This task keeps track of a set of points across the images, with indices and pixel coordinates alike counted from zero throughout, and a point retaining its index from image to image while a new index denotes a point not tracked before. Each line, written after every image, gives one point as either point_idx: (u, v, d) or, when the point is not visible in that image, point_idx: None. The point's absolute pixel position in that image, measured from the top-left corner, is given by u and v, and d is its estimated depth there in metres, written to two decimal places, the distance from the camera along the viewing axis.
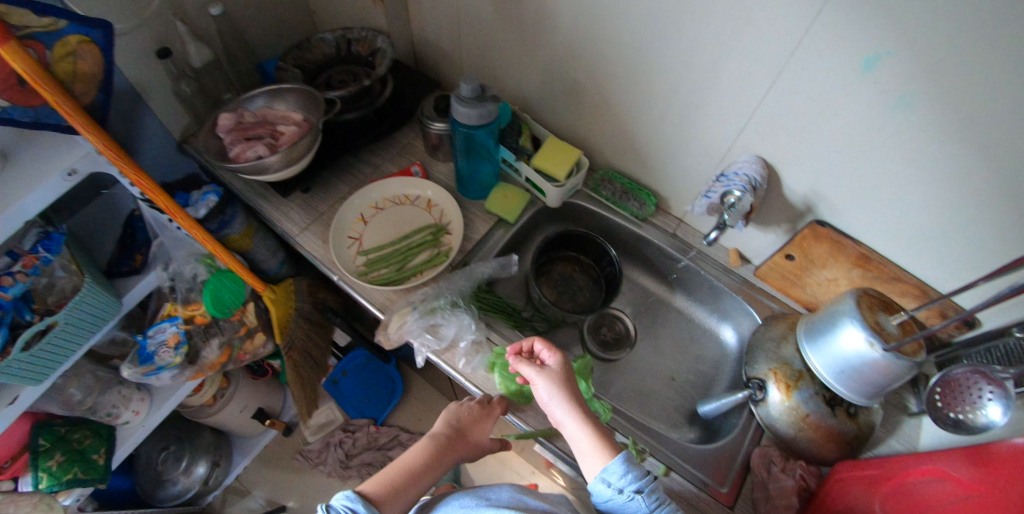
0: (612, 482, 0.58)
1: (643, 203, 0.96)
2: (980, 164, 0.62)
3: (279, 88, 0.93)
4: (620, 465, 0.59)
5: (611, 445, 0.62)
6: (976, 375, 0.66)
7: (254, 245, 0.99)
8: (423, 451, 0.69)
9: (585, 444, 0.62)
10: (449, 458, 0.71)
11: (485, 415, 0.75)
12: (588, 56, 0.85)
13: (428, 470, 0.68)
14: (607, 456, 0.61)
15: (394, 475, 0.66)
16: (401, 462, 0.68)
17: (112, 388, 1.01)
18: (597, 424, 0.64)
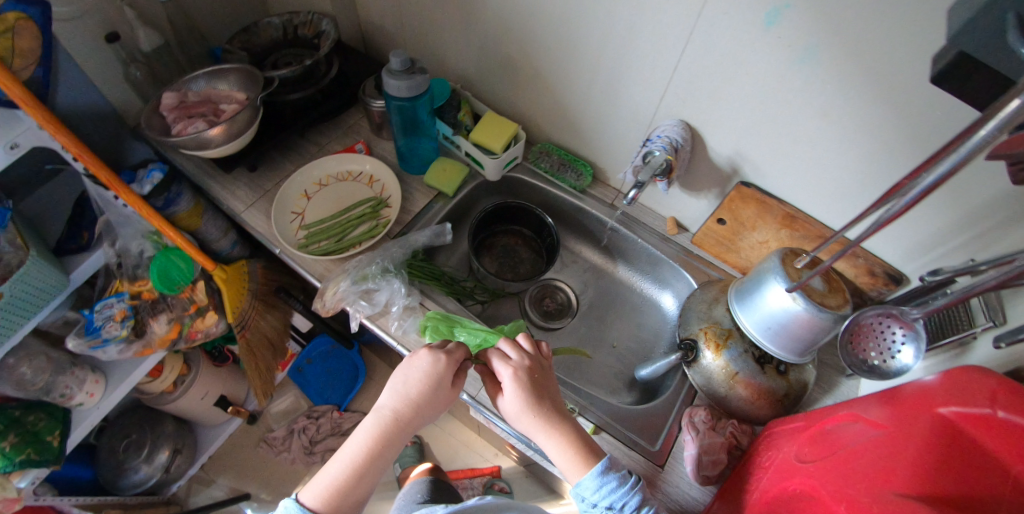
0: (587, 497, 0.63)
1: (580, 174, 0.99)
2: (884, 112, 0.63)
3: (220, 68, 0.96)
4: (594, 484, 0.62)
5: (584, 457, 0.65)
6: (886, 319, 0.68)
7: (203, 224, 1.01)
8: (367, 439, 0.67)
9: (561, 461, 0.65)
10: (398, 433, 0.67)
11: (434, 374, 0.68)
12: (518, 30, 0.87)
13: (376, 457, 0.67)
14: (583, 470, 0.64)
15: (337, 473, 0.66)
16: (346, 455, 0.67)
17: (66, 369, 0.98)
18: (570, 435, 0.66)
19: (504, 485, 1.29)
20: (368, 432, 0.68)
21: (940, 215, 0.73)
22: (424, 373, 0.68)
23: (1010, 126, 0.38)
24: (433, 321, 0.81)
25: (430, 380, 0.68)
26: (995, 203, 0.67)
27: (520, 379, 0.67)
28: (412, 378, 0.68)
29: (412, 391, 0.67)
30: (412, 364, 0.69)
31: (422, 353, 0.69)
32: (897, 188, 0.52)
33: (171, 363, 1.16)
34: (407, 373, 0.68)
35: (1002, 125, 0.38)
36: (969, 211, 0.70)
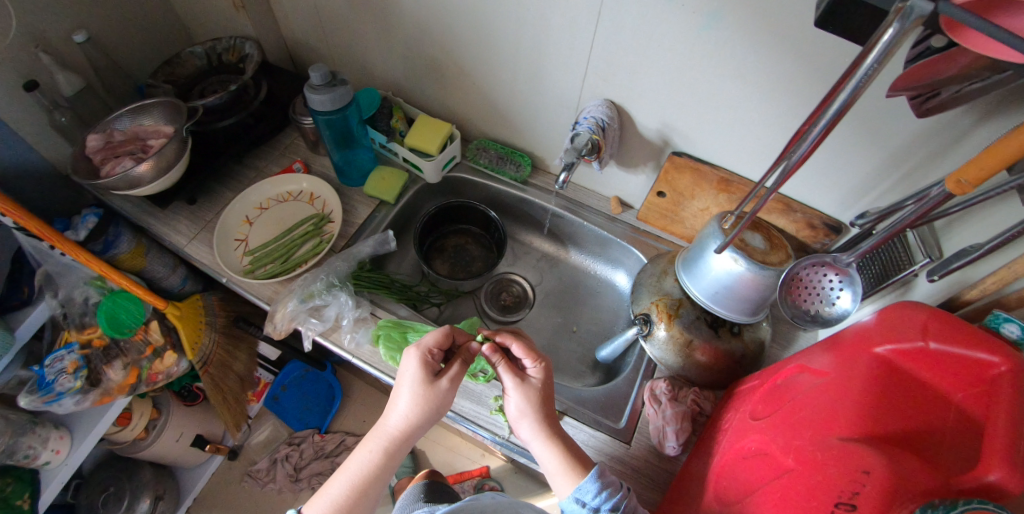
0: (586, 501, 0.60)
1: (520, 165, 1.02)
2: (795, 66, 0.64)
3: (142, 104, 0.94)
4: (595, 486, 0.61)
5: (574, 465, 0.65)
6: (820, 268, 0.69)
7: (148, 263, 0.97)
8: (369, 456, 0.67)
9: (553, 467, 0.65)
10: (400, 445, 0.67)
11: (425, 377, 0.67)
12: (437, 30, 0.87)
13: (378, 473, 0.66)
14: (577, 477, 0.63)
15: (341, 490, 0.65)
16: (350, 469, 0.67)
17: (28, 429, 0.92)
18: (564, 448, 0.66)
19: (494, 484, 1.29)
20: (372, 447, 0.67)
21: (865, 161, 0.74)
22: (420, 382, 0.67)
23: (890, 56, 0.38)
24: (385, 330, 0.81)
25: (425, 396, 0.66)
26: (912, 143, 0.69)
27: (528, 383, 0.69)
28: (409, 386, 0.67)
29: (409, 401, 0.66)
30: (408, 369, 0.68)
31: (413, 355, 0.68)
32: (800, 132, 0.52)
33: (140, 409, 1.11)
34: (407, 382, 0.67)
35: (882, 55, 0.38)
36: (890, 153, 0.71)
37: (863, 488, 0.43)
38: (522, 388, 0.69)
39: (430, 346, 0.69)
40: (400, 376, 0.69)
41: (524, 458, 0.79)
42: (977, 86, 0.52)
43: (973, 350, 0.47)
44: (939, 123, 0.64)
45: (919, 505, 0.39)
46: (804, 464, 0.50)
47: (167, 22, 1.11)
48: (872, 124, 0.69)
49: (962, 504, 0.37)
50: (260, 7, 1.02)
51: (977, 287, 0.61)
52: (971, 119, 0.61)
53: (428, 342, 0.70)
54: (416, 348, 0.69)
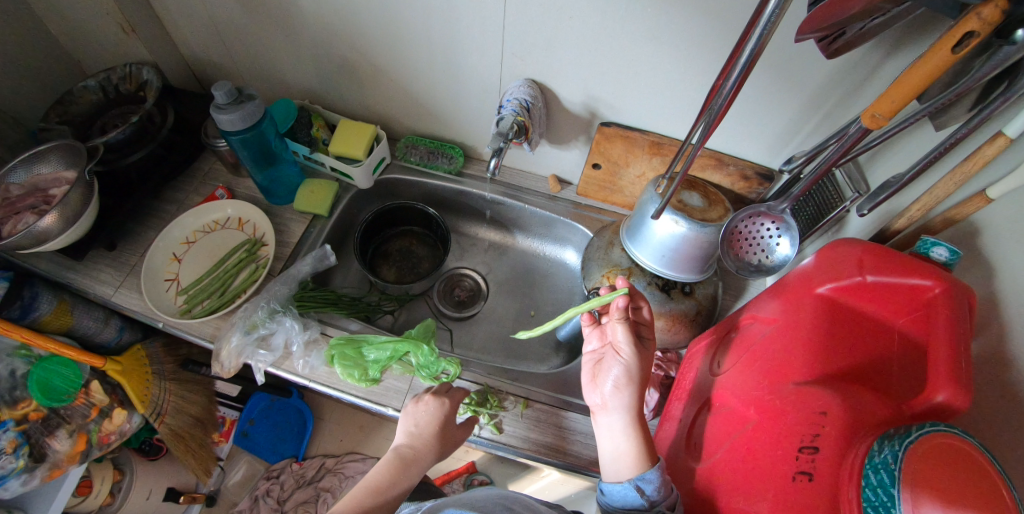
0: (648, 490, 0.57)
1: (451, 157, 0.99)
2: (706, 20, 0.63)
3: (36, 150, 0.85)
4: (658, 479, 0.57)
5: (645, 450, 0.60)
6: (758, 218, 0.70)
7: (77, 320, 0.90)
8: (386, 468, 0.64)
9: (621, 447, 0.60)
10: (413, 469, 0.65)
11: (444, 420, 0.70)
12: (343, 31, 0.82)
13: (396, 486, 0.62)
14: (648, 462, 0.59)
15: (360, 497, 0.60)
16: (368, 481, 0.62)
17: None
18: (644, 430, 0.61)
19: (483, 478, 1.29)
20: (386, 462, 0.65)
21: (786, 106, 0.75)
22: (438, 411, 0.70)
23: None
24: (338, 349, 0.77)
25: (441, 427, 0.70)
26: (825, 82, 0.69)
27: (637, 351, 0.63)
28: (429, 417, 0.70)
29: (429, 432, 0.69)
30: (426, 409, 0.71)
31: (442, 401, 0.71)
32: (716, 88, 0.51)
33: (99, 474, 1.05)
34: (423, 416, 0.70)
35: None
36: (810, 96, 0.72)
37: (824, 430, 0.43)
38: (635, 359, 0.63)
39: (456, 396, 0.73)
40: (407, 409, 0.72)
41: (502, 453, 0.77)
42: (879, 21, 0.52)
43: (908, 277, 0.49)
44: (851, 60, 0.65)
45: (874, 438, 0.39)
46: (765, 413, 0.50)
47: (53, 56, 1.02)
48: (789, 70, 0.70)
49: (916, 430, 0.37)
50: (151, 29, 0.95)
51: (904, 215, 0.62)
52: (880, 51, 0.62)
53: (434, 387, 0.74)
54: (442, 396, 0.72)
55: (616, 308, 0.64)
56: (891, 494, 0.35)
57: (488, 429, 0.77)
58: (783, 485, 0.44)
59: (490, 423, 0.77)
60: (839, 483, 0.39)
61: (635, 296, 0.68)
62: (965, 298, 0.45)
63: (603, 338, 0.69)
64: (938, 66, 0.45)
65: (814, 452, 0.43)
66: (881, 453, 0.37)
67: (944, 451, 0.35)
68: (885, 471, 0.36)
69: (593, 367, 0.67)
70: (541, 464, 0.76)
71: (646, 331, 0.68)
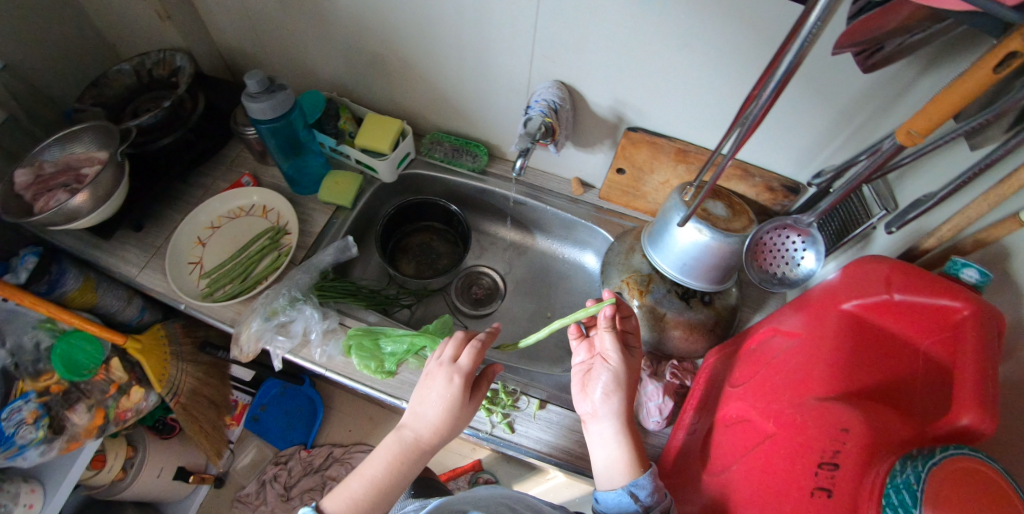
0: (640, 495, 0.57)
1: (476, 155, 1.00)
2: (740, 30, 0.63)
3: (71, 130, 0.87)
4: (651, 484, 0.58)
5: (637, 457, 0.61)
6: (783, 230, 0.69)
7: (101, 298, 0.92)
8: (388, 460, 0.64)
9: (614, 453, 0.61)
10: (417, 455, 0.65)
11: (460, 396, 0.65)
12: (375, 26, 0.83)
13: (397, 477, 0.64)
14: (640, 469, 0.59)
15: (358, 493, 0.62)
16: (368, 471, 0.64)
17: None
18: (635, 437, 0.62)
19: (488, 476, 1.29)
20: (388, 452, 0.64)
21: (816, 120, 0.74)
22: (447, 388, 0.65)
23: (833, 13, 0.37)
24: (356, 339, 0.79)
25: (452, 405, 0.65)
26: (858, 98, 0.69)
27: (626, 359, 0.64)
28: (437, 396, 0.65)
29: (435, 413, 0.65)
30: (436, 385, 0.66)
31: (452, 379, 0.65)
32: (751, 97, 0.51)
33: (114, 449, 1.06)
34: (433, 395, 0.65)
35: (825, 14, 0.37)
36: (841, 110, 0.72)
37: (844, 447, 0.43)
38: (624, 366, 0.63)
39: (468, 370, 0.66)
40: (423, 381, 0.68)
41: (512, 451, 0.78)
42: (918, 37, 0.51)
43: (936, 297, 0.49)
44: (885, 76, 0.65)
45: (896, 457, 0.39)
46: (784, 428, 0.50)
47: (91, 39, 1.04)
48: (821, 83, 0.69)
49: (941, 451, 0.37)
50: (187, 17, 0.96)
51: (933, 235, 0.61)
52: (916, 69, 0.62)
53: (448, 356, 0.68)
54: (453, 373, 0.66)
55: (603, 318, 0.64)
56: None
57: (500, 428, 0.78)
58: (800, 500, 0.44)
59: (503, 422, 0.78)
60: (859, 502, 0.39)
61: (622, 307, 0.69)
62: (996, 322, 0.45)
63: (592, 349, 0.68)
64: (977, 85, 0.45)
65: (833, 468, 0.42)
66: (903, 473, 0.37)
67: (969, 475, 0.35)
68: (907, 491, 0.36)
69: (582, 377, 0.66)
70: (549, 464, 0.77)
71: (633, 341, 0.68)
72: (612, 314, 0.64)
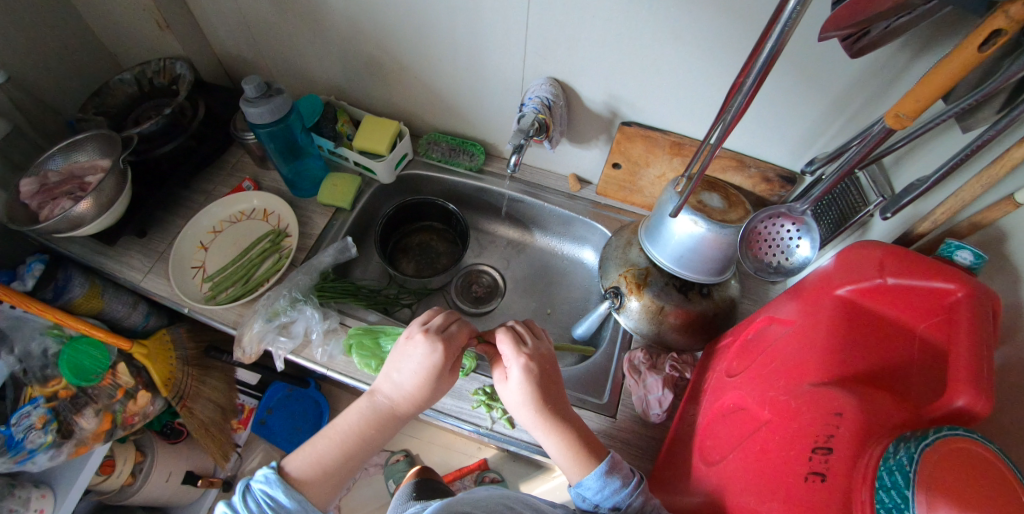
0: (587, 496, 0.63)
1: (473, 155, 1.01)
2: (729, 20, 0.64)
3: (74, 139, 0.89)
4: (595, 486, 0.62)
5: (579, 458, 0.65)
6: (775, 220, 0.70)
7: (107, 303, 0.93)
8: (355, 421, 0.67)
9: (561, 459, 0.66)
10: (389, 420, 0.68)
11: (435, 360, 0.65)
12: (370, 29, 0.84)
13: (363, 442, 0.67)
14: (582, 469, 0.64)
15: (322, 456, 0.65)
16: (335, 433, 0.67)
17: (6, 491, 0.84)
18: (568, 439, 0.65)
19: (494, 475, 1.29)
20: (358, 413, 0.67)
21: (810, 108, 0.75)
22: (423, 358, 0.65)
23: None
24: (356, 338, 0.80)
25: (429, 369, 0.65)
26: (852, 85, 0.69)
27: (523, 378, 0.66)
28: (410, 366, 0.66)
29: (412, 383, 0.66)
30: (410, 352, 0.66)
31: (430, 346, 0.65)
32: (736, 86, 0.51)
33: (122, 454, 1.07)
34: (405, 361, 0.66)
35: None
36: (834, 98, 0.72)
37: (838, 431, 0.43)
38: (529, 376, 0.66)
39: (446, 334, 0.67)
40: (394, 352, 0.68)
41: (512, 447, 0.78)
42: (906, 19, 0.52)
43: (930, 280, 0.48)
44: (876, 62, 0.65)
45: (890, 440, 0.39)
46: (779, 415, 0.50)
47: (92, 50, 1.06)
48: (812, 71, 0.69)
49: (934, 432, 0.37)
50: (186, 24, 0.98)
51: (929, 219, 0.61)
52: (907, 53, 0.62)
53: (435, 324, 0.68)
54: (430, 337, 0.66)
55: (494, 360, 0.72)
56: (905, 496, 0.34)
57: (500, 424, 0.78)
58: (795, 485, 0.44)
59: (504, 418, 0.78)
60: (853, 484, 0.39)
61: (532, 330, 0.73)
62: (988, 301, 0.45)
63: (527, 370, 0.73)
64: (963, 65, 0.45)
65: (828, 452, 0.42)
66: (896, 455, 0.37)
67: (959, 454, 0.35)
68: (900, 472, 0.36)
69: None
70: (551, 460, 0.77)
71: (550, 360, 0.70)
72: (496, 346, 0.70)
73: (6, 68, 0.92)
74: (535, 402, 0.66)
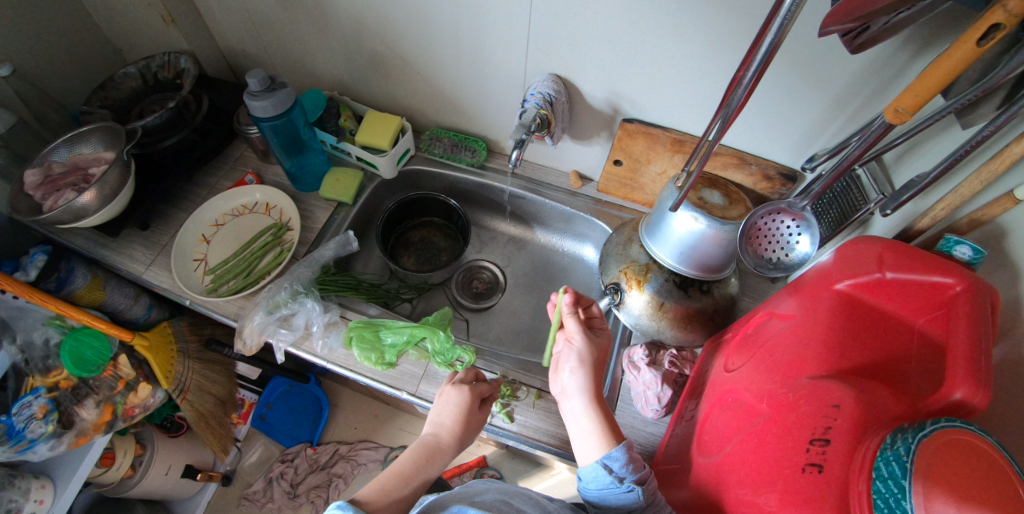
0: (614, 468, 0.60)
1: (474, 150, 1.02)
2: (730, 17, 0.64)
3: (79, 132, 0.89)
4: (624, 457, 0.60)
5: (608, 432, 0.64)
6: (775, 217, 0.69)
7: (109, 295, 0.93)
8: (412, 457, 0.67)
9: (587, 429, 0.64)
10: (441, 458, 0.69)
11: (468, 401, 0.72)
12: (374, 25, 0.85)
13: (423, 474, 0.66)
14: (610, 443, 0.63)
15: (384, 482, 0.63)
16: (397, 467, 0.66)
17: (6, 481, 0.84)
18: (604, 413, 0.65)
19: (493, 473, 1.30)
20: (416, 452, 0.68)
21: (810, 105, 0.75)
22: (463, 399, 0.72)
23: None
24: (357, 331, 0.80)
25: (463, 403, 0.72)
26: (853, 83, 0.69)
27: (589, 338, 0.69)
28: (454, 406, 0.71)
29: (452, 418, 0.71)
30: (450, 394, 0.73)
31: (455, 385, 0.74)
32: (736, 80, 0.51)
33: (122, 447, 1.07)
34: (449, 402, 0.72)
35: None
36: (835, 96, 0.72)
37: (835, 422, 0.43)
38: (587, 345, 0.68)
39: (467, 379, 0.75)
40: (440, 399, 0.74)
41: (509, 440, 0.78)
42: (904, 15, 0.51)
43: (928, 274, 0.49)
44: (876, 59, 0.65)
45: (887, 431, 0.39)
46: (777, 407, 0.50)
47: (97, 43, 1.06)
48: (812, 68, 0.70)
49: (931, 424, 0.37)
50: (190, 18, 0.98)
51: (928, 215, 0.61)
52: (909, 51, 0.62)
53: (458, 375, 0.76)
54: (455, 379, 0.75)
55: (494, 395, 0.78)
56: (902, 485, 0.34)
57: (499, 417, 0.79)
58: (792, 476, 0.44)
59: (502, 412, 0.78)
60: (849, 474, 0.39)
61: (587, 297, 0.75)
62: (987, 296, 0.45)
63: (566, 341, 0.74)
64: (962, 59, 0.45)
65: (825, 444, 0.43)
66: (893, 446, 0.37)
67: (957, 444, 0.35)
68: (897, 463, 0.36)
69: (555, 361, 0.72)
70: (549, 454, 0.78)
71: (599, 324, 0.73)
72: (570, 301, 0.70)
73: (10, 61, 0.92)
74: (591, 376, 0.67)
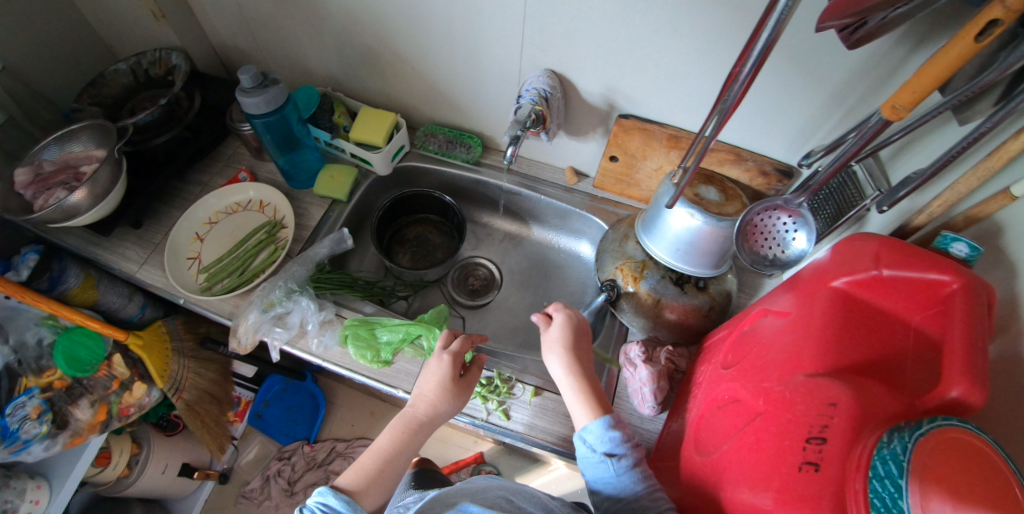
0: (589, 440, 0.64)
1: (470, 147, 1.01)
2: (726, 13, 0.63)
3: (69, 130, 0.88)
4: (599, 429, 0.64)
5: (593, 404, 0.68)
6: (771, 213, 0.69)
7: (102, 294, 0.93)
8: (393, 433, 0.68)
9: (573, 404, 0.69)
10: (422, 430, 0.69)
11: (451, 375, 0.71)
12: (368, 20, 0.84)
13: (404, 450, 0.67)
14: (593, 415, 0.67)
15: (365, 463, 0.65)
16: (380, 447, 0.67)
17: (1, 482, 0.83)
18: (587, 388, 0.69)
19: (490, 469, 1.30)
20: (397, 429, 0.68)
21: (807, 101, 0.74)
22: (445, 373, 0.71)
23: None
24: (352, 329, 0.80)
25: (443, 375, 0.71)
26: (849, 79, 0.69)
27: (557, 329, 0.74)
28: (435, 380, 0.71)
29: (433, 390, 0.70)
30: (433, 368, 0.72)
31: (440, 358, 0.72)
32: (732, 76, 0.50)
33: (118, 446, 1.06)
34: (430, 373, 0.72)
35: None
36: (831, 92, 0.72)
37: (831, 421, 0.43)
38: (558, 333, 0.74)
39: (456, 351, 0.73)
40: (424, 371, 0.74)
41: (507, 438, 0.78)
42: (901, 11, 0.50)
43: (925, 272, 0.49)
44: (873, 55, 0.65)
45: (883, 430, 0.39)
46: (773, 405, 0.50)
47: (87, 40, 1.05)
48: (809, 64, 0.69)
49: (927, 423, 0.37)
50: (181, 14, 0.97)
51: (924, 211, 0.61)
52: (905, 47, 0.62)
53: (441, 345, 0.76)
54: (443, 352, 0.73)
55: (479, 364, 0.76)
56: (898, 485, 0.34)
57: (496, 415, 0.79)
58: (788, 475, 0.44)
59: (499, 409, 0.78)
60: (845, 473, 0.39)
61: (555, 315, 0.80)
62: (983, 294, 0.45)
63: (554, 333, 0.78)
64: (959, 56, 0.44)
65: (821, 443, 0.42)
66: (889, 444, 0.37)
67: (952, 443, 0.35)
68: (893, 462, 0.36)
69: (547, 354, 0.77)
70: (546, 452, 0.78)
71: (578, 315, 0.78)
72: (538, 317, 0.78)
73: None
74: (574, 360, 0.71)
